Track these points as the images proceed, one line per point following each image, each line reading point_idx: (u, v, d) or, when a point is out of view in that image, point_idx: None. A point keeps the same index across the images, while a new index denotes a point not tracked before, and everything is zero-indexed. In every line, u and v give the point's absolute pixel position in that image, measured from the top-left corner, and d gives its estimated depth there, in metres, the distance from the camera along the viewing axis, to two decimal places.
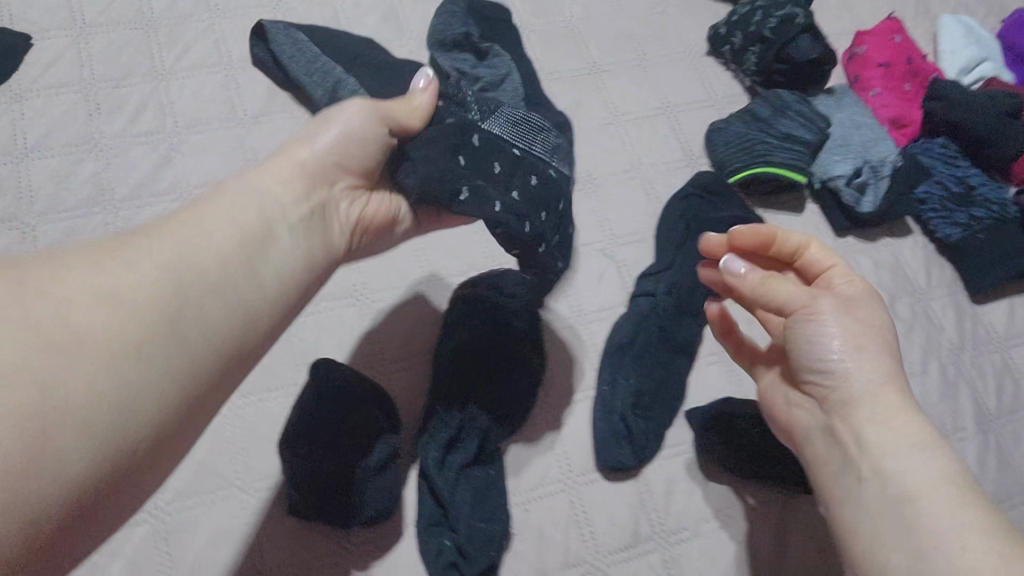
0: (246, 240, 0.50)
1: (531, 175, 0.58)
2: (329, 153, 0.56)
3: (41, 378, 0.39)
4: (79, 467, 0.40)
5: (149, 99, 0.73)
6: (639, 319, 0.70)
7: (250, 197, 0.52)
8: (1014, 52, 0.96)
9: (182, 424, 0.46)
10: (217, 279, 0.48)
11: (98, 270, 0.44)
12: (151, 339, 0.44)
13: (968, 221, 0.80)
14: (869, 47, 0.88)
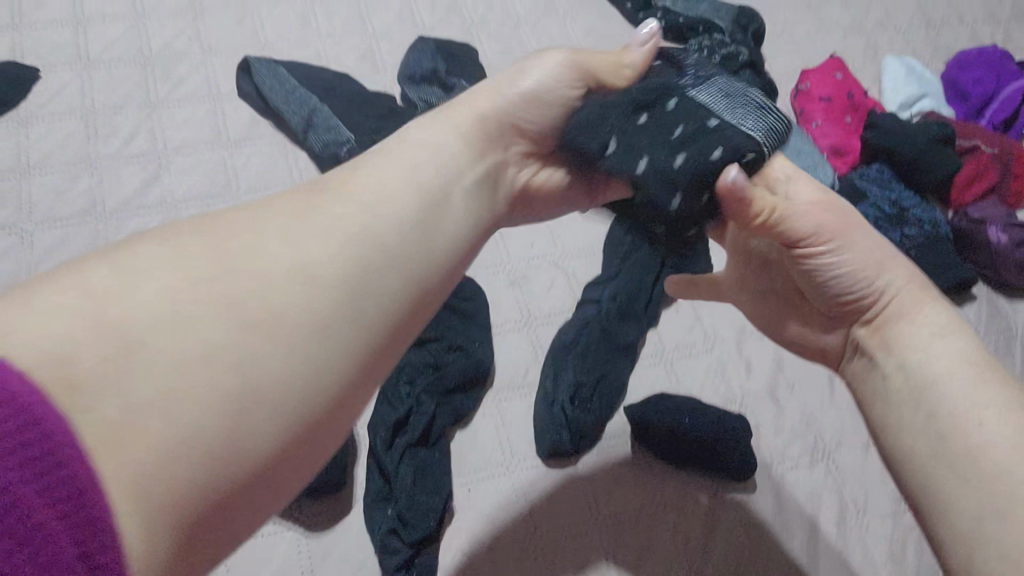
0: (426, 192, 0.48)
1: (718, 146, 0.49)
2: (524, 107, 0.56)
3: (217, 350, 0.36)
4: (246, 450, 0.36)
5: (144, 125, 0.81)
6: (585, 323, 0.76)
7: (431, 152, 0.50)
8: (956, 88, 1.02)
9: (357, 389, 0.42)
10: (398, 239, 0.45)
11: (290, 232, 0.42)
12: (336, 300, 0.41)
13: (901, 240, 0.86)
14: (812, 83, 0.95)
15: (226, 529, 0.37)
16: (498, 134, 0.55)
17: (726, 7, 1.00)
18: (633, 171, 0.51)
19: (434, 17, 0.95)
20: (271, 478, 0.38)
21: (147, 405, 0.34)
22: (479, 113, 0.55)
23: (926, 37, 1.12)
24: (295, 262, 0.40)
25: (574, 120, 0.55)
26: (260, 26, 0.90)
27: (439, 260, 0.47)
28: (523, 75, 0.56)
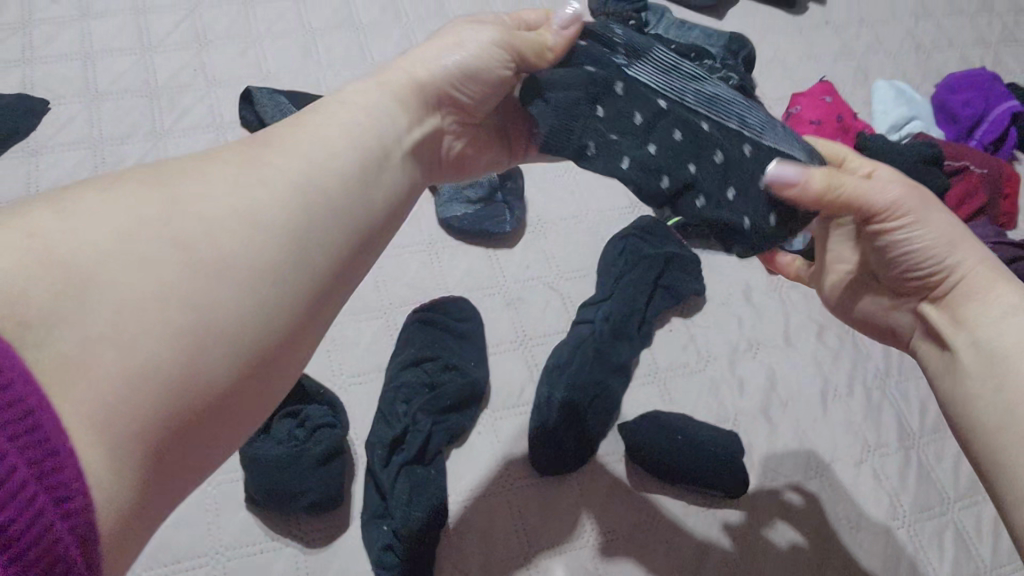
0: (359, 138, 0.49)
1: (676, 128, 0.56)
2: (445, 79, 0.56)
3: (167, 288, 0.39)
4: (199, 381, 0.39)
5: (150, 155, 0.84)
6: (578, 342, 0.78)
7: (370, 114, 0.51)
8: (944, 110, 1.04)
9: (302, 327, 0.44)
10: (340, 188, 0.47)
11: (234, 179, 0.43)
12: (280, 244, 0.43)
13: None
14: (802, 107, 0.97)
15: (183, 458, 0.39)
16: (432, 102, 0.56)
17: (718, 35, 1.03)
18: (614, 168, 0.55)
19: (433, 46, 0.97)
20: (225, 405, 0.41)
21: (97, 342, 0.36)
22: (414, 78, 0.55)
23: (916, 61, 1.14)
24: (238, 207, 0.42)
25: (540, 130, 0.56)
26: (263, 57, 0.93)
27: (380, 208, 0.50)
28: (445, 46, 0.56)
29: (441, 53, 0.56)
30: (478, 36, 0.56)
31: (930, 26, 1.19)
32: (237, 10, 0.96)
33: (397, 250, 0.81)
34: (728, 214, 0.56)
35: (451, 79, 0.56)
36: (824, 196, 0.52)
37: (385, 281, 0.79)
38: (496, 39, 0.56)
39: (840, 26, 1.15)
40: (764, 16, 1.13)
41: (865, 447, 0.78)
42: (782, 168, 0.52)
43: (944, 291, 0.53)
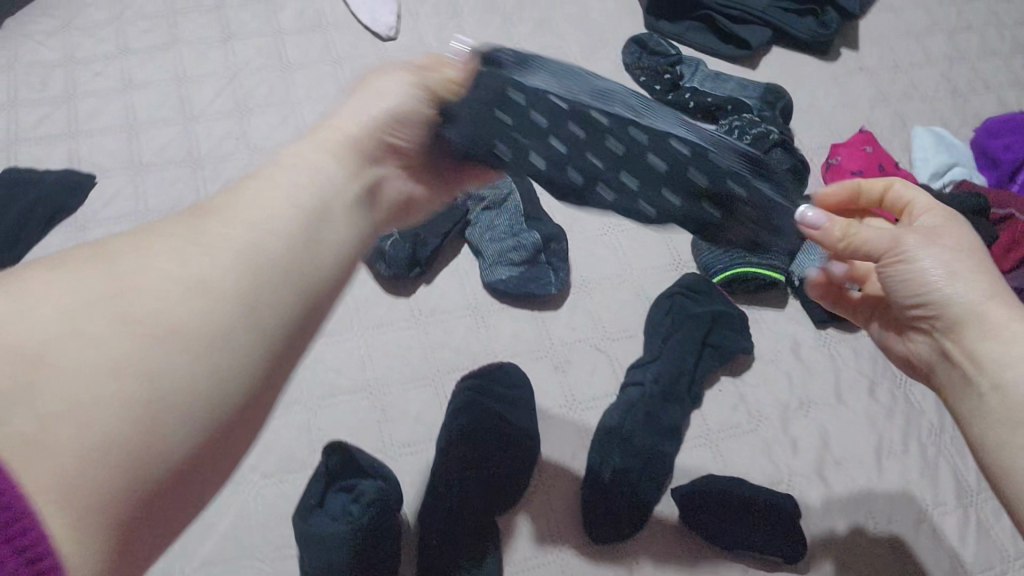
0: (297, 194, 0.48)
1: (577, 125, 0.55)
2: (376, 128, 0.55)
3: (116, 365, 0.38)
4: (157, 454, 0.38)
5: None
6: (628, 406, 0.77)
7: (318, 168, 0.51)
8: (986, 154, 1.03)
9: (258, 391, 0.43)
10: (289, 249, 0.46)
11: (179, 252, 0.43)
12: (232, 310, 0.42)
13: None
14: (843, 157, 0.96)
15: (144, 536, 0.38)
16: (370, 153, 0.55)
17: (753, 85, 1.03)
18: (532, 168, 0.56)
19: None
20: (184, 478, 0.39)
21: (53, 419, 0.35)
22: (349, 134, 0.54)
23: (952, 107, 1.14)
24: (187, 279, 0.42)
25: (456, 146, 0.57)
26: (303, 123, 0.94)
27: (332, 265, 0.49)
28: (368, 98, 0.56)
29: (369, 101, 0.56)
30: (394, 82, 0.57)
31: (964, 70, 1.19)
32: (276, 77, 0.97)
33: (442, 315, 0.81)
34: (642, 203, 0.55)
35: (379, 127, 0.56)
36: (835, 241, 0.56)
37: (430, 348, 0.79)
38: (410, 82, 0.57)
39: (874, 72, 1.16)
40: (797, 65, 1.13)
41: (922, 505, 0.77)
42: (809, 213, 0.57)
43: (943, 321, 0.54)
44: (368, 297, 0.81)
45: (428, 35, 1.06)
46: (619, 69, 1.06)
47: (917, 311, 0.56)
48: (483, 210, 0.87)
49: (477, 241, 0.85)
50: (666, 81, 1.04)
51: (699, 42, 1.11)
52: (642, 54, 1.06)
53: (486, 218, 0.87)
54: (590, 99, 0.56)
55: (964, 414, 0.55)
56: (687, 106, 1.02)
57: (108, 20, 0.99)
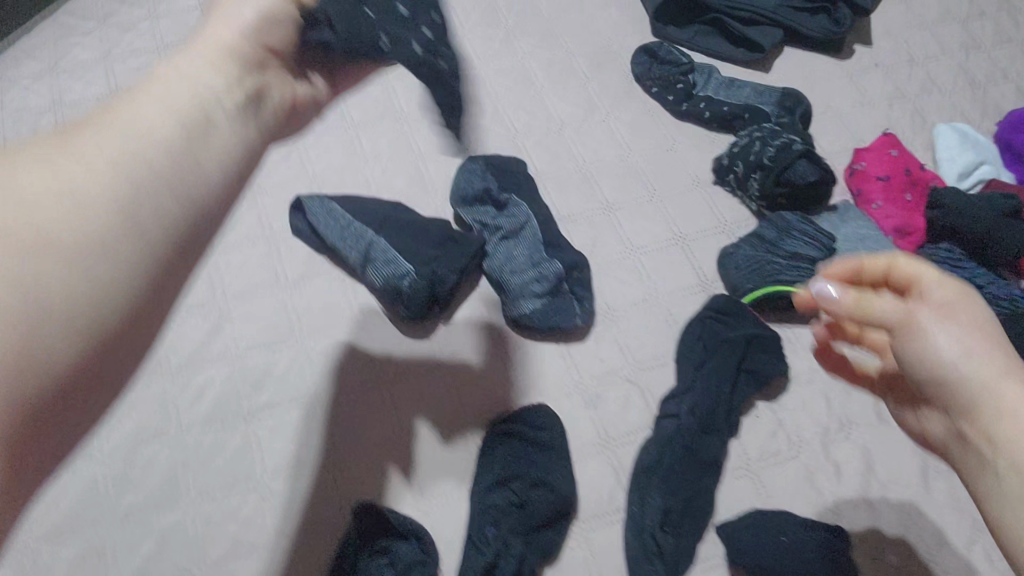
0: (175, 110, 0.51)
1: (432, 11, 0.60)
2: (248, 35, 0.56)
3: (64, 242, 0.43)
4: (64, 321, 0.42)
5: (202, 274, 0.81)
6: (664, 441, 0.74)
7: (186, 81, 0.53)
8: (1012, 150, 1.00)
9: (158, 296, 0.49)
10: (164, 164, 0.49)
11: (46, 158, 0.46)
12: (137, 219, 0.47)
13: None
14: (868, 163, 0.93)
15: (24, 453, 0.42)
16: (256, 68, 0.57)
17: (770, 91, 1.00)
18: (410, 54, 0.57)
19: (479, 131, 0.96)
20: (82, 390, 0.45)
21: None
22: (228, 42, 0.55)
23: (973, 99, 1.10)
24: (67, 186, 0.45)
25: (338, 50, 0.58)
26: (306, 157, 0.91)
27: (210, 191, 0.52)
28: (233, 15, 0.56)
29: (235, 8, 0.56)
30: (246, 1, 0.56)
31: (982, 59, 1.16)
32: None
33: (466, 355, 0.78)
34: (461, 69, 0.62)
35: (244, 48, 0.56)
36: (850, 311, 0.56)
37: (454, 390, 0.76)
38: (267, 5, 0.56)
39: (889, 67, 1.12)
40: (811, 65, 1.10)
41: (977, 527, 0.73)
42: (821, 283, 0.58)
43: (956, 400, 0.50)
44: (386, 341, 0.78)
45: None
46: (628, 80, 1.03)
47: (931, 387, 0.52)
48: (499, 240, 0.84)
49: (500, 275, 0.82)
50: (680, 90, 1.00)
51: (706, 48, 1.08)
52: (652, 64, 1.03)
53: (505, 248, 0.84)
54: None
55: (979, 497, 0.50)
56: (703, 117, 0.99)
57: (98, 57, 0.98)
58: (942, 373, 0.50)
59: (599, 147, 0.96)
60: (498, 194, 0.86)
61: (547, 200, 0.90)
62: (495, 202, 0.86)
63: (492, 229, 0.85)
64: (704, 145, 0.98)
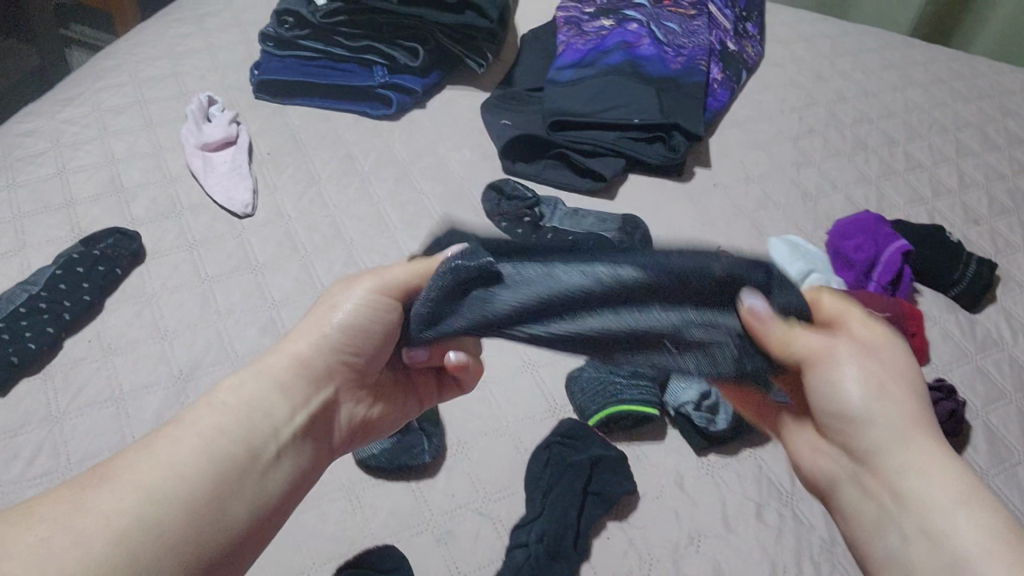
0: (266, 385, 0.59)
1: (32, 314, 0.87)
2: (349, 326, 0.62)
3: (187, 465, 0.52)
4: (146, 559, 0.47)
5: (44, 441, 0.80)
6: (513, 571, 0.74)
7: (320, 333, 0.62)
8: (841, 256, 1.08)
9: (280, 514, 0.57)
10: (246, 402, 0.57)
11: (221, 405, 0.56)
12: (268, 415, 0.57)
13: None
14: None
15: None
16: (325, 377, 0.62)
17: (612, 218, 1.07)
18: (21, 315, 0.87)
19: (334, 274, 0.98)
20: (220, 559, 0.52)
21: (85, 508, 0.47)
22: (297, 356, 0.61)
23: (805, 209, 1.18)
24: (210, 426, 0.55)
25: (15, 331, 0.85)
26: (159, 313, 0.91)
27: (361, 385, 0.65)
28: (320, 312, 0.63)
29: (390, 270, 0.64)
30: (359, 290, 0.63)
31: (813, 172, 1.24)
32: (130, 271, 0.95)
33: (315, 502, 0.79)
34: (37, 319, 0.87)
35: (334, 344, 0.62)
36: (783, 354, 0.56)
37: (305, 537, 0.76)
38: (371, 290, 0.63)
39: (727, 185, 1.20)
40: (652, 190, 1.17)
41: None
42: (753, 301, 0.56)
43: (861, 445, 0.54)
44: None
45: (287, 205, 1.06)
46: (481, 215, 1.08)
47: (829, 424, 0.56)
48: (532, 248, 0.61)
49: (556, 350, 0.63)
50: (526, 223, 1.05)
51: (553, 179, 1.15)
52: (501, 199, 1.08)
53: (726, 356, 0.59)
54: (36, 309, 0.88)
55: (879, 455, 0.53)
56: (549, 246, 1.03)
57: None
58: (894, 428, 0.53)
59: None
60: (702, 333, 0.57)
61: None
62: (747, 297, 0.57)
63: (469, 272, 0.58)
64: None
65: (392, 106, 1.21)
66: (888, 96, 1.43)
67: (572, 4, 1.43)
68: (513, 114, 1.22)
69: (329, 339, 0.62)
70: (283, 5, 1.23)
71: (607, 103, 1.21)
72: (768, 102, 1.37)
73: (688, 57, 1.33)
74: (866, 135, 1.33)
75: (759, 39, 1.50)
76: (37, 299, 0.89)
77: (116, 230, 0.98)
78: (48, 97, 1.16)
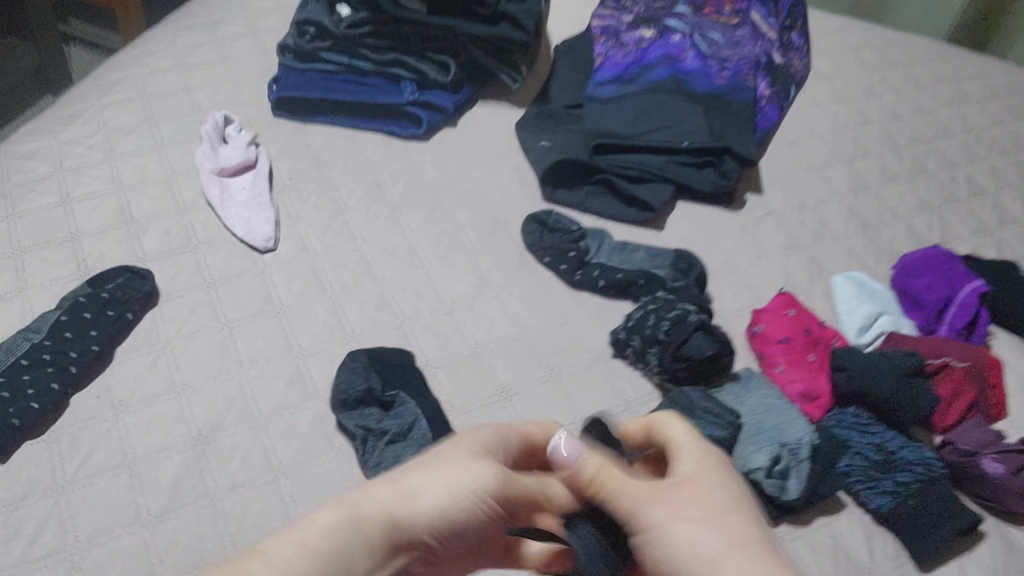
0: (371, 529, 0.53)
1: (35, 368, 0.79)
2: (455, 509, 0.57)
3: None
4: None
5: (49, 517, 0.72)
6: None
7: (437, 493, 0.57)
8: (909, 294, 0.99)
9: None
10: (345, 537, 0.52)
11: (329, 533, 0.51)
12: (363, 555, 0.53)
13: (895, 487, 0.79)
14: (768, 324, 0.90)
15: None
16: (417, 541, 0.57)
17: (663, 254, 0.98)
18: (23, 369, 0.79)
19: (365, 318, 0.90)
20: None
21: None
22: (392, 509, 0.55)
23: (865, 241, 1.10)
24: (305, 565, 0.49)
25: (18, 388, 0.78)
26: (174, 363, 0.83)
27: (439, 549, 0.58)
28: (440, 476, 0.57)
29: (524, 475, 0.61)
30: (472, 451, 0.60)
31: (871, 199, 1.16)
32: (142, 314, 0.87)
33: None
34: (41, 374, 0.79)
35: (436, 522, 0.56)
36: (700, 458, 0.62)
37: None
38: (484, 481, 0.57)
39: (780, 213, 1.11)
40: (702, 220, 1.09)
41: None
42: None
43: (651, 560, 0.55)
44: None
45: (312, 238, 0.98)
46: (520, 249, 1.00)
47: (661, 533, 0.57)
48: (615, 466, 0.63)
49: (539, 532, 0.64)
50: (572, 258, 0.97)
51: (597, 208, 1.07)
52: (543, 232, 1.00)
53: None
54: (39, 362, 0.80)
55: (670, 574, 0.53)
56: (597, 285, 0.95)
57: None
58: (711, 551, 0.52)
59: (490, 322, 0.92)
60: None
61: (439, 393, 0.85)
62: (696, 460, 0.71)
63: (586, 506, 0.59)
64: (601, 316, 0.94)
65: (421, 125, 1.13)
66: (944, 113, 1.34)
67: (609, 12, 1.34)
68: (552, 135, 1.14)
69: (427, 520, 0.56)
70: (303, 15, 1.14)
71: (654, 121, 1.12)
72: (817, 121, 1.29)
73: (734, 71, 1.23)
74: (925, 157, 1.25)
75: (805, 50, 1.41)
76: (40, 350, 0.81)
77: (125, 267, 0.90)
78: (50, 114, 1.07)
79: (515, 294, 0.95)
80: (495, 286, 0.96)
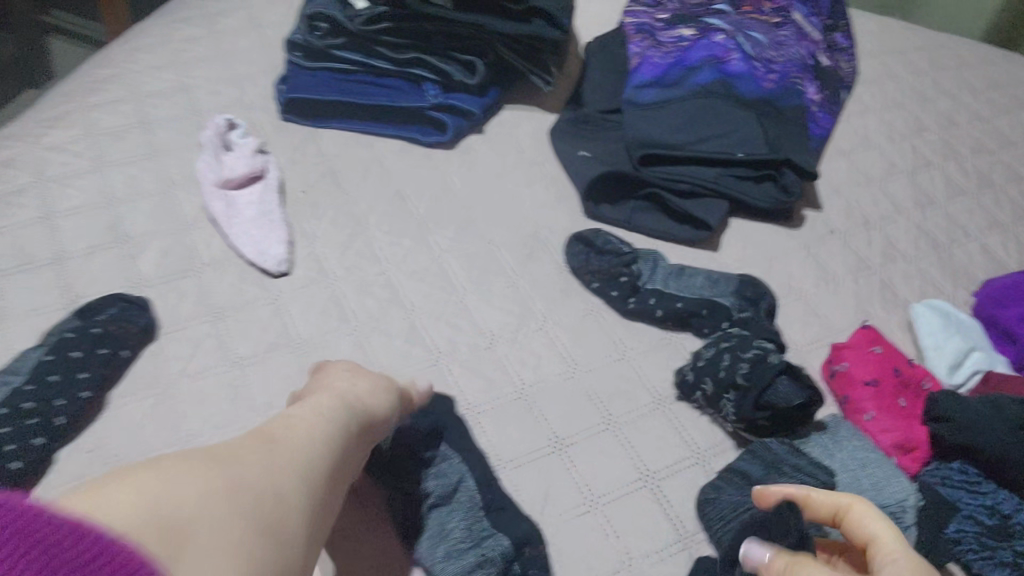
0: (321, 437, 0.58)
1: (16, 418, 0.67)
2: (370, 414, 0.64)
3: (243, 490, 0.49)
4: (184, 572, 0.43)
5: None
6: None
7: (347, 398, 0.64)
8: (998, 326, 0.90)
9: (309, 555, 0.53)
10: (314, 444, 0.57)
11: (287, 437, 0.56)
12: (314, 460, 0.56)
13: (1016, 559, 0.67)
14: (852, 363, 0.80)
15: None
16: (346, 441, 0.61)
17: (724, 280, 0.87)
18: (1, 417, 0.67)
19: (396, 353, 0.79)
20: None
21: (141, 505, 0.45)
22: (326, 409, 0.61)
23: (939, 263, 0.99)
24: (290, 463, 0.54)
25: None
26: (178, 408, 0.72)
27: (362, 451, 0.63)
28: (340, 383, 0.65)
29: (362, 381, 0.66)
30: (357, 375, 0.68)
31: (940, 216, 1.06)
32: (140, 351, 0.75)
33: None
34: (23, 425, 0.67)
35: (350, 420, 0.62)
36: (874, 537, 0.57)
37: None
38: (377, 379, 0.68)
39: (845, 232, 1.01)
40: (760, 240, 0.98)
41: None
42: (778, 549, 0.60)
43: None
44: None
45: (330, 259, 0.87)
46: (565, 272, 0.89)
47: None
48: None
49: None
50: (624, 283, 0.86)
51: (645, 225, 0.96)
52: (590, 254, 0.89)
53: None
54: (21, 410, 0.68)
55: None
56: (655, 315, 0.84)
57: None
58: None
59: (537, 360, 0.81)
60: None
61: (483, 444, 0.74)
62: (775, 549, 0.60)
63: None
64: (660, 351, 0.83)
65: (447, 132, 1.01)
66: (1004, 122, 1.24)
67: (641, 8, 1.22)
68: (591, 145, 1.03)
69: (346, 419, 0.62)
70: (315, 7, 1.01)
71: (705, 129, 1.02)
72: (872, 129, 1.19)
73: (782, 74, 1.11)
74: (990, 169, 1.15)
75: (851, 52, 1.29)
76: (22, 397, 0.69)
77: (117, 295, 0.78)
78: (31, 115, 0.95)
79: (562, 325, 0.84)
80: (540, 315, 0.85)
